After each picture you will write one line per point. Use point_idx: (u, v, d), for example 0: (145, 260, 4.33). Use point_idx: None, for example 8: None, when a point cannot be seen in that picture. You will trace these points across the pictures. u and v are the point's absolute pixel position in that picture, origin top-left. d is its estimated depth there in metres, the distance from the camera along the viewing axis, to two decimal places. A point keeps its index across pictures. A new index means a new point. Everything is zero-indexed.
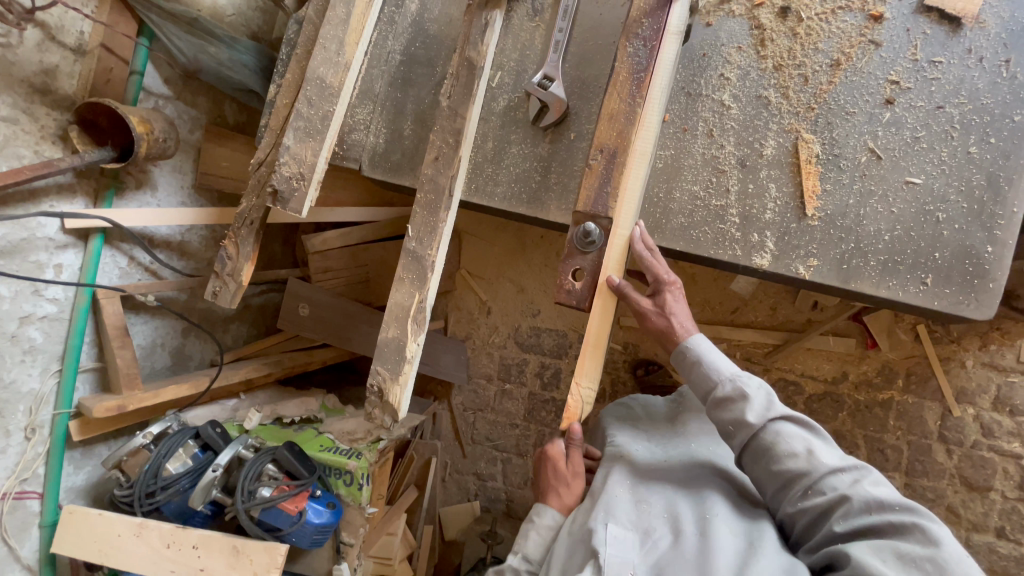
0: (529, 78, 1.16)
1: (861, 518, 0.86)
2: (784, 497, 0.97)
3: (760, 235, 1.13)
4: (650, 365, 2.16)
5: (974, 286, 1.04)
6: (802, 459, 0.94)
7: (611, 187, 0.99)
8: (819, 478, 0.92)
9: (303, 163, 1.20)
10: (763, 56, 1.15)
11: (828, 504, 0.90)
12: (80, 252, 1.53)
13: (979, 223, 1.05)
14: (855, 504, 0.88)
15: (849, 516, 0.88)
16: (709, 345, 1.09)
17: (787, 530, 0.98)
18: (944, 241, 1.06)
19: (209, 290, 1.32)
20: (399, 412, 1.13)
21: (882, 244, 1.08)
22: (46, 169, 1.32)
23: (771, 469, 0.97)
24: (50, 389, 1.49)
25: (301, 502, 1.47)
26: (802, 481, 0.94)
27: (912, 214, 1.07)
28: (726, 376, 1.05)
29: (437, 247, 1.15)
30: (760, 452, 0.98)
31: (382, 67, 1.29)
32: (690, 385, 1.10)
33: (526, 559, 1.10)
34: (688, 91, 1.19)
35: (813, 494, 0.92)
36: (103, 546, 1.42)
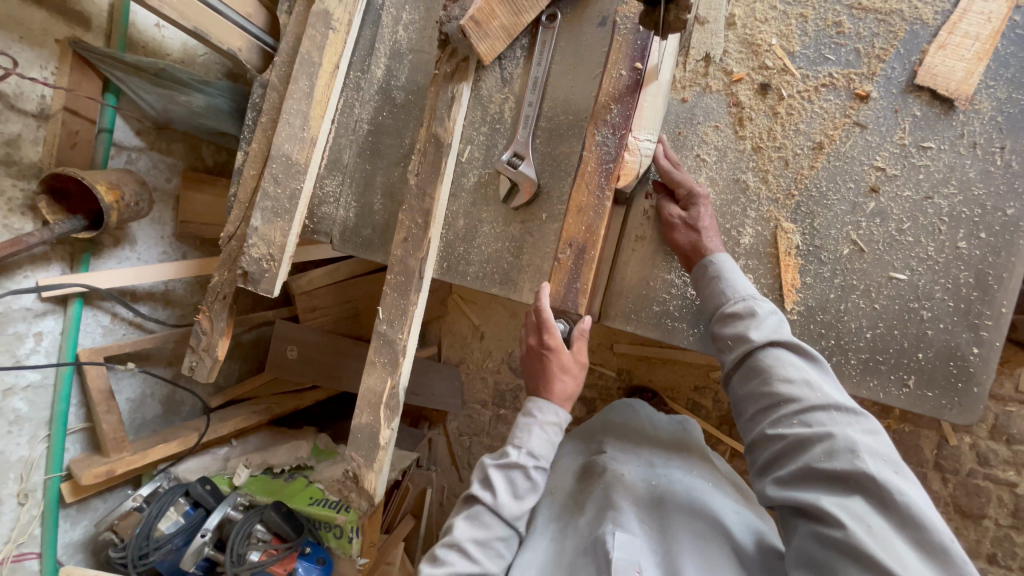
0: (499, 155, 1.11)
1: (844, 460, 0.74)
2: (763, 420, 0.85)
3: None
4: (644, 392, 2.24)
5: (958, 390, 0.99)
6: (795, 386, 0.83)
7: (580, 285, 0.95)
8: (808, 408, 0.81)
9: (272, 244, 1.18)
10: (741, 136, 1.11)
11: (809, 436, 0.78)
12: (60, 317, 1.52)
13: (966, 322, 1.00)
14: (840, 442, 0.76)
15: (832, 454, 0.76)
16: (734, 263, 0.98)
17: (754, 455, 0.87)
18: (928, 341, 1.01)
19: (185, 366, 1.31)
20: (375, 497, 1.13)
21: (864, 342, 1.04)
22: (17, 245, 1.30)
23: (758, 390, 0.87)
24: (39, 454, 1.50)
25: (290, 563, 1.50)
26: (789, 407, 0.82)
27: (896, 311, 1.03)
28: (741, 295, 0.95)
29: (408, 331, 1.13)
30: (753, 371, 0.88)
31: (350, 137, 1.23)
32: (701, 302, 1.01)
33: (533, 457, 0.98)
34: None
35: (797, 424, 0.81)
36: None
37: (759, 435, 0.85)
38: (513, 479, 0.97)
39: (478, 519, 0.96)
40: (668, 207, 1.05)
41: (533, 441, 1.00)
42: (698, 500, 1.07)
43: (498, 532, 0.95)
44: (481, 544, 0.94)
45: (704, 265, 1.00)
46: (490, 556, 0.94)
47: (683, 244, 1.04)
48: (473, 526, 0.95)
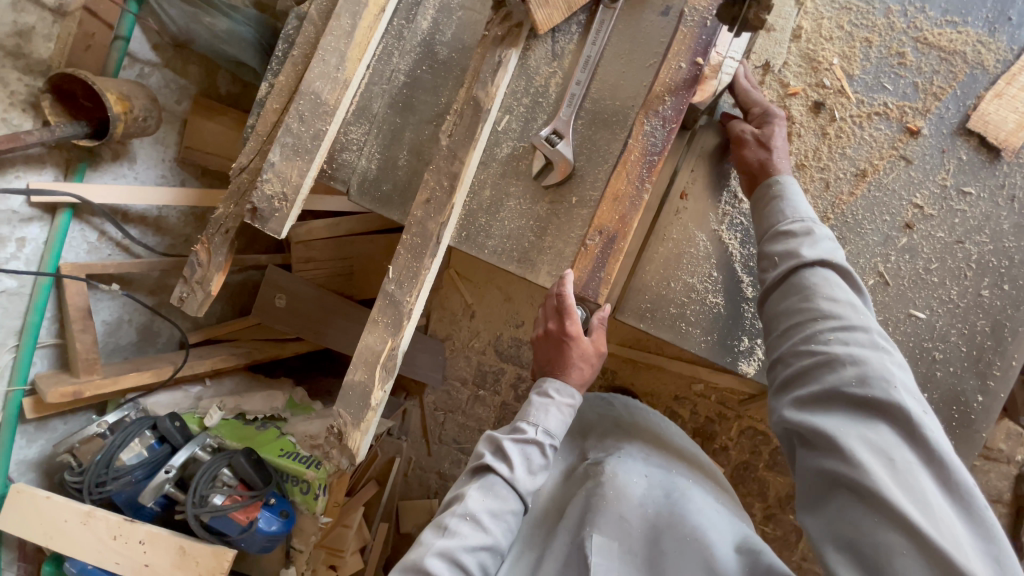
0: (537, 131, 1.07)
1: (876, 388, 0.73)
2: (795, 336, 0.82)
3: (750, 340, 1.04)
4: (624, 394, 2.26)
5: (955, 431, 1.05)
6: (839, 308, 0.79)
7: (604, 274, 0.93)
8: (848, 331, 0.77)
9: (287, 183, 1.13)
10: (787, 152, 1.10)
11: (845, 359, 0.76)
12: (46, 226, 1.45)
13: (976, 369, 1.06)
14: (875, 370, 0.74)
15: (865, 380, 0.74)
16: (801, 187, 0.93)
17: (774, 372, 0.85)
18: (935, 382, 1.06)
19: (174, 295, 1.26)
20: (357, 456, 1.12)
21: None
22: (12, 143, 1.23)
23: (797, 306, 0.83)
24: (5, 364, 1.44)
25: (253, 512, 1.45)
26: (826, 329, 0.79)
27: (910, 349, 1.07)
28: (801, 215, 0.89)
29: (416, 294, 1.10)
30: (794, 288, 0.84)
31: (383, 86, 1.18)
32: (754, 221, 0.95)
33: (550, 435, 0.96)
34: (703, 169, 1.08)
35: (833, 344, 0.78)
36: (50, 529, 1.43)
37: (787, 352, 0.82)
38: (529, 454, 0.95)
39: (491, 490, 0.93)
40: (740, 123, 1.00)
41: (550, 420, 0.97)
42: (676, 494, 1.11)
43: (510, 506, 0.93)
44: (494, 516, 0.91)
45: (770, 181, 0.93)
46: (502, 529, 0.92)
47: (750, 162, 0.98)
48: (484, 498, 0.92)
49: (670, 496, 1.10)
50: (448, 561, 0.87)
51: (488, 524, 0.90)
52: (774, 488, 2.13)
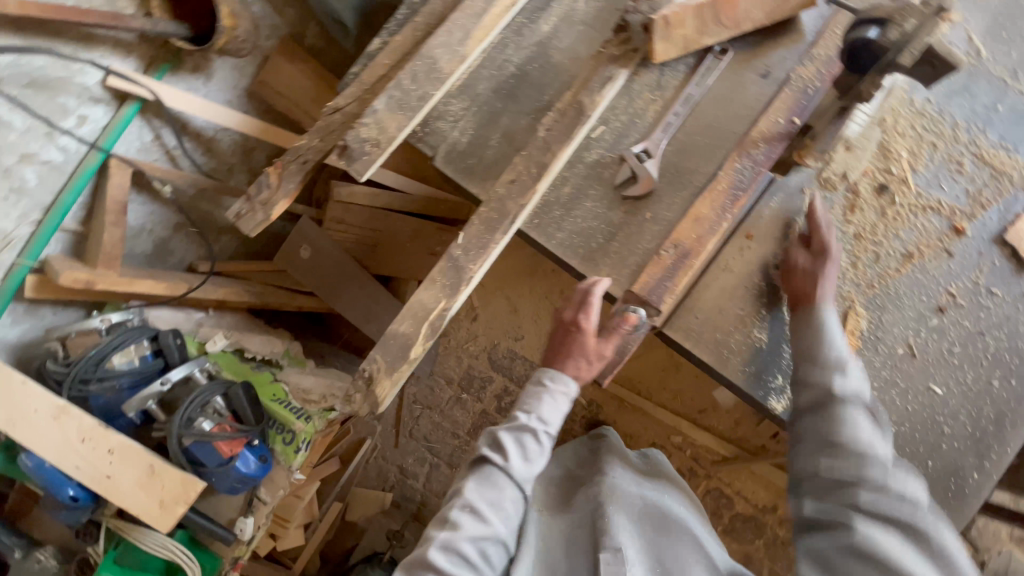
0: (629, 146, 1.16)
1: (878, 471, 0.86)
2: (811, 411, 0.96)
3: (783, 379, 1.05)
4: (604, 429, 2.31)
5: (950, 501, 1.09)
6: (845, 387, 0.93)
7: (671, 284, 0.99)
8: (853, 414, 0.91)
9: (383, 131, 1.17)
10: (848, 220, 1.17)
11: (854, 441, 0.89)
12: (111, 112, 1.43)
13: (975, 449, 1.11)
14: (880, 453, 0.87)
15: (871, 455, 0.87)
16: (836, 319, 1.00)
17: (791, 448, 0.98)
18: (940, 453, 1.11)
19: (232, 210, 1.26)
20: (380, 406, 1.12)
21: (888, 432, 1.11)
22: (116, 22, 1.24)
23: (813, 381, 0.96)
24: (22, 235, 1.39)
25: (237, 448, 1.39)
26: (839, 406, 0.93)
27: (923, 418, 1.12)
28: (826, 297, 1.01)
29: (480, 265, 1.14)
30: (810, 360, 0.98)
31: (492, 71, 1.26)
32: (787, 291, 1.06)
33: (543, 422, 1.03)
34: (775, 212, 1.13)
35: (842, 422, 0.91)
36: (14, 415, 1.34)
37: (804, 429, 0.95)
38: (523, 442, 1.02)
39: (494, 489, 1.00)
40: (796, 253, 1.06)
41: (543, 408, 1.04)
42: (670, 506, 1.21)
43: (507, 497, 1.01)
44: (494, 506, 1.00)
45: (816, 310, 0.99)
46: (503, 517, 1.00)
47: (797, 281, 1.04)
48: (483, 490, 1.00)
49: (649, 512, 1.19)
50: (452, 555, 0.95)
51: (489, 515, 0.98)
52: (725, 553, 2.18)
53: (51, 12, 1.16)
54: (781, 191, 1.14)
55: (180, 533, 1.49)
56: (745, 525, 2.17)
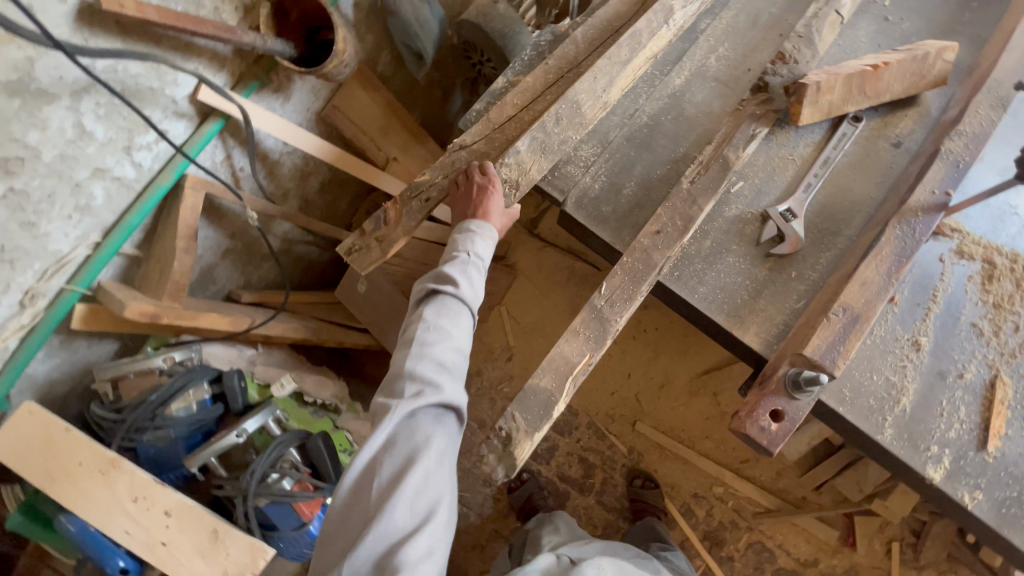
0: (770, 203, 1.16)
1: None
2: None
3: (940, 448, 1.03)
4: (647, 480, 2.23)
5: None
6: None
7: (843, 348, 0.97)
8: None
9: (524, 173, 1.11)
10: (986, 290, 1.10)
11: None
12: (191, 127, 1.30)
13: None
14: None
15: None
16: None
17: None
18: None
19: (344, 245, 1.18)
20: (517, 469, 1.00)
21: None
22: (228, 35, 1.14)
23: None
24: (77, 258, 1.20)
25: (316, 509, 1.24)
26: None
27: None
28: None
29: (624, 317, 1.07)
30: None
31: (624, 119, 1.24)
32: None
33: (477, 256, 1.08)
34: (918, 274, 1.11)
35: None
36: (54, 468, 1.14)
37: None
38: (468, 273, 1.06)
39: (456, 316, 1.02)
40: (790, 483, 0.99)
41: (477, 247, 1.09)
42: None
43: (462, 316, 1.03)
44: (452, 327, 1.01)
45: None
46: (460, 336, 1.01)
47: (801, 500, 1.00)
48: (436, 313, 1.02)
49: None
50: (421, 376, 0.95)
51: (446, 332, 0.99)
52: None
53: (169, 19, 1.04)
54: (919, 264, 1.11)
55: None
56: None
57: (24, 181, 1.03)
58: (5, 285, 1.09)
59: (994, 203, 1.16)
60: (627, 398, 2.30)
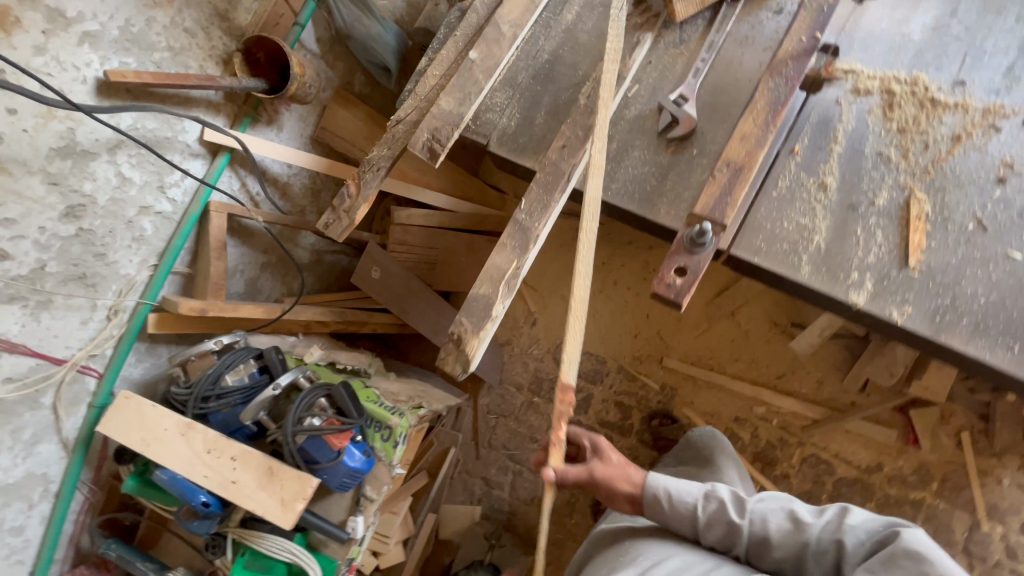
0: (665, 95, 1.27)
1: (859, 548, 1.00)
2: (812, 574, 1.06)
3: (861, 273, 1.08)
4: (665, 418, 2.30)
5: None
6: (822, 534, 1.06)
7: (730, 199, 1.06)
8: (815, 539, 1.06)
9: (445, 126, 1.32)
10: (890, 118, 1.14)
11: (836, 555, 1.02)
12: (206, 164, 1.66)
13: None
14: (849, 543, 1.02)
15: (851, 556, 1.00)
16: (669, 478, 1.25)
17: None
18: None
19: (321, 221, 1.43)
20: (471, 363, 1.21)
21: (978, 307, 1.03)
22: (210, 82, 1.47)
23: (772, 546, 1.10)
24: (142, 279, 1.59)
25: (344, 441, 1.51)
26: (806, 547, 1.06)
27: (1014, 285, 1.03)
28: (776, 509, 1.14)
29: (544, 223, 1.24)
30: (758, 541, 1.12)
31: (529, 62, 1.41)
32: (679, 526, 1.21)
33: None
34: (820, 116, 1.17)
35: (819, 554, 1.05)
36: (148, 436, 1.49)
37: None
38: None
39: None
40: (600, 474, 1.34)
41: None
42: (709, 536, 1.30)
43: None
44: None
45: (654, 493, 1.24)
46: None
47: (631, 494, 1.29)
48: None
49: (748, 503, 1.17)
50: None
51: None
52: None
53: (162, 79, 1.40)
54: (817, 107, 1.17)
55: (299, 536, 1.57)
56: (851, 490, 2.07)
57: (88, 222, 1.42)
58: (93, 304, 1.49)
59: (888, 35, 1.20)
60: (650, 337, 2.35)
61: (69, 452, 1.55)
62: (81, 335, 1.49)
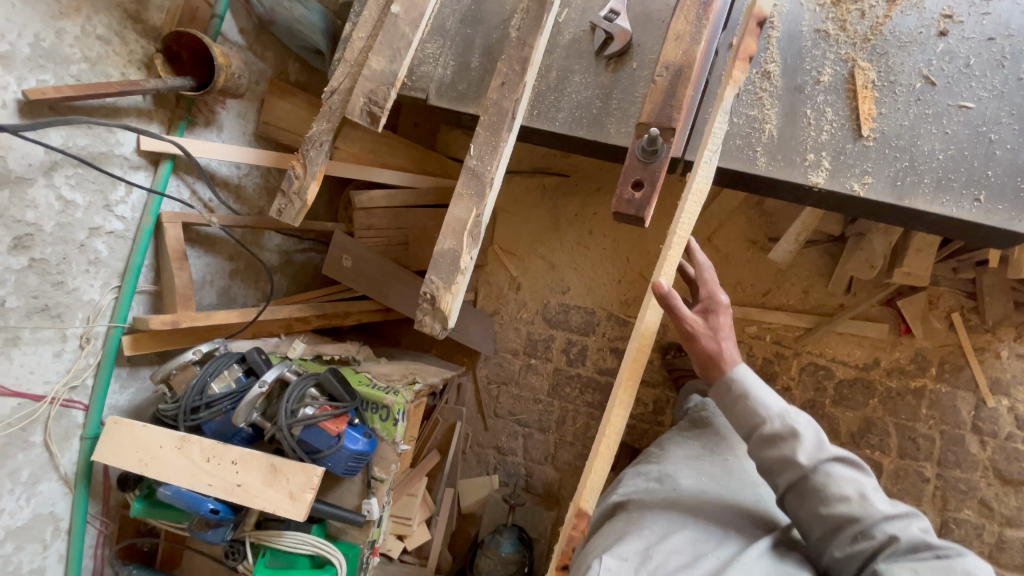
0: (595, 13, 1.24)
1: (908, 557, 0.93)
2: (829, 541, 1.02)
3: (817, 154, 1.10)
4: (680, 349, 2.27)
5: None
6: (854, 504, 1.00)
7: (675, 101, 1.04)
8: (870, 523, 0.98)
9: (380, 86, 1.29)
10: None
11: (877, 546, 0.96)
12: (150, 175, 1.62)
13: None
14: (902, 545, 0.94)
15: (896, 556, 0.94)
16: (757, 380, 1.14)
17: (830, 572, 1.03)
18: (998, 161, 1.05)
19: (275, 208, 1.40)
20: (449, 319, 1.19)
21: (936, 163, 1.07)
22: (134, 87, 1.42)
23: (817, 509, 1.03)
24: (108, 303, 1.55)
25: (342, 425, 1.50)
26: (852, 526, 0.99)
27: (966, 136, 1.07)
28: (851, 488, 1.01)
29: (496, 165, 1.21)
30: (809, 493, 1.04)
31: (453, 7, 1.38)
32: (734, 416, 1.15)
33: None
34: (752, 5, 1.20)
35: (862, 538, 0.98)
36: (144, 456, 1.47)
37: (833, 559, 1.01)
38: None
39: None
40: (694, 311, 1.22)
41: None
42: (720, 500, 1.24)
43: None
44: None
45: (730, 381, 1.15)
46: None
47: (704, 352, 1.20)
48: None
49: (827, 452, 1.06)
50: None
51: None
52: (845, 425, 2.09)
53: (84, 90, 1.34)
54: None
55: (317, 527, 1.56)
56: (853, 389, 2.08)
57: (39, 251, 1.38)
58: (63, 335, 1.46)
59: None
60: (635, 279, 2.33)
61: (71, 487, 1.53)
62: (56, 369, 1.45)
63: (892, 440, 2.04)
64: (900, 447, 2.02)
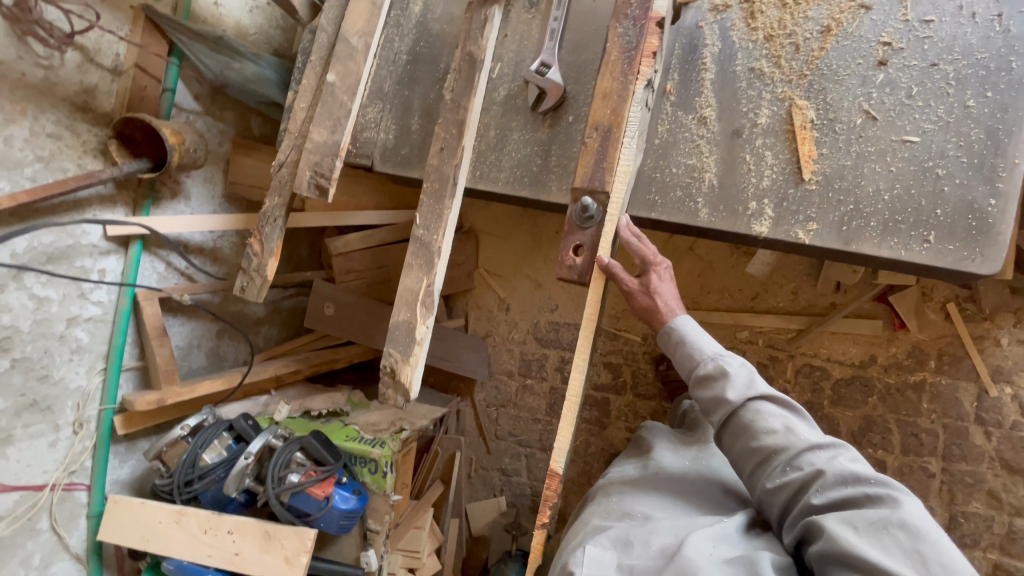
0: (527, 67, 1.26)
1: (838, 491, 0.88)
2: (760, 473, 0.98)
3: (759, 202, 1.25)
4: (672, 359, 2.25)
5: (975, 239, 1.13)
6: (779, 436, 0.96)
7: (607, 163, 1.04)
8: (797, 453, 0.94)
9: (322, 160, 1.28)
10: (753, 28, 1.30)
11: (806, 479, 0.91)
12: (121, 258, 1.65)
13: (981, 176, 1.14)
14: (830, 478, 0.89)
15: (826, 489, 0.89)
16: (693, 326, 1.14)
17: (766, 508, 0.98)
18: (945, 198, 1.16)
19: (237, 287, 1.41)
20: (410, 392, 1.19)
21: (882, 204, 1.19)
22: (89, 179, 1.43)
23: (749, 444, 0.99)
24: (96, 386, 1.60)
25: (328, 487, 1.53)
26: (780, 457, 0.96)
27: (912, 172, 1.18)
28: (778, 422, 0.98)
29: (442, 233, 1.20)
30: (740, 428, 1.01)
31: (389, 68, 1.43)
32: (674, 366, 1.14)
33: None
34: (687, 58, 1.34)
35: (791, 470, 0.94)
36: (146, 532, 1.53)
37: (763, 491, 0.97)
38: None
39: None
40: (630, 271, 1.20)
41: None
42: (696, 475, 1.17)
43: None
44: None
45: (668, 331, 1.15)
46: None
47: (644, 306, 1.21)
48: None
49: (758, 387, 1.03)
50: None
51: None
52: (845, 425, 2.05)
53: (40, 192, 1.36)
54: (681, 34, 1.35)
55: None
56: (851, 389, 2.03)
57: (20, 350, 1.43)
58: (55, 424, 1.51)
59: None
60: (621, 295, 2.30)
61: (84, 563, 1.60)
62: (53, 457, 1.51)
63: (894, 437, 1.98)
64: (904, 444, 1.97)
